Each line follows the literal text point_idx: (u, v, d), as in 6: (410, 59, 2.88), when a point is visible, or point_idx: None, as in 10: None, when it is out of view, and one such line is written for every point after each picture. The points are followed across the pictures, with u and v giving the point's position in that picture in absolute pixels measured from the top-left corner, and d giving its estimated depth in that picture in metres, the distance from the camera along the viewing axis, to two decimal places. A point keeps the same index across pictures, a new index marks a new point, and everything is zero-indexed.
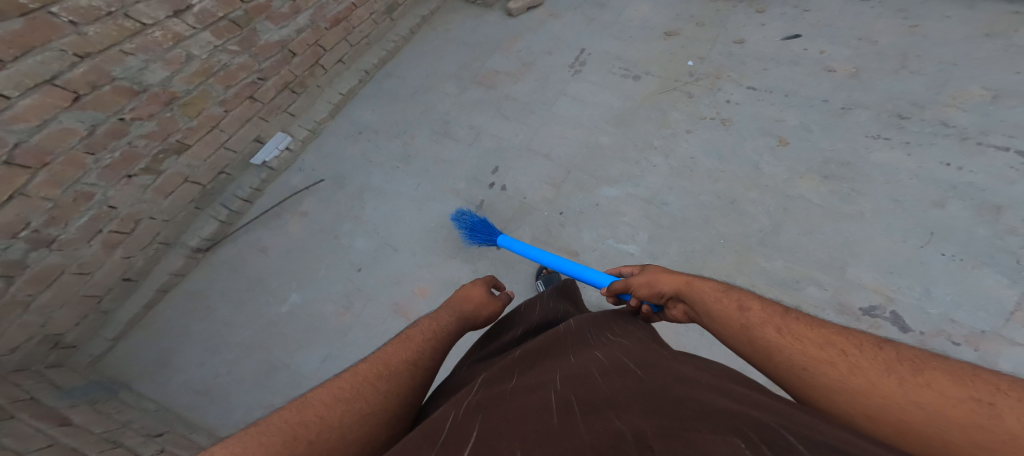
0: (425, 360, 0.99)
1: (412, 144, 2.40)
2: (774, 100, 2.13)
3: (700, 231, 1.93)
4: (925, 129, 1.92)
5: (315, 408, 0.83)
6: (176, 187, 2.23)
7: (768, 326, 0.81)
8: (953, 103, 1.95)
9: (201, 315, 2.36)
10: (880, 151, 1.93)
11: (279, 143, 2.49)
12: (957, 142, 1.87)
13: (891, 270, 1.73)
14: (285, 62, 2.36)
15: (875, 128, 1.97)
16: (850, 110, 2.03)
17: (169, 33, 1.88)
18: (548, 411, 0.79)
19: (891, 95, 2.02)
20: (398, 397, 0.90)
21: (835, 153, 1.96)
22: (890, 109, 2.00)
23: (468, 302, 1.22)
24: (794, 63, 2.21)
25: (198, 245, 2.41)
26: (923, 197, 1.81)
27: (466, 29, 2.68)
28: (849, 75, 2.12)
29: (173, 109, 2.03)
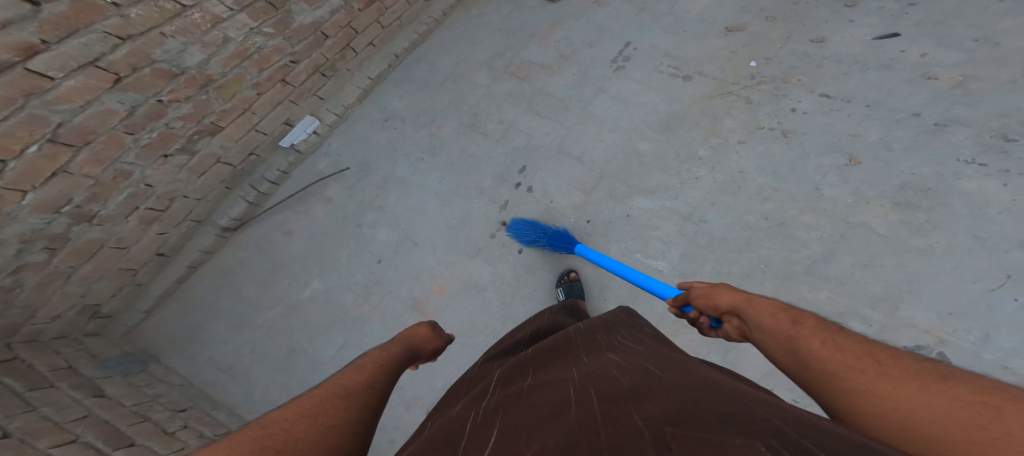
0: (381, 383, 0.98)
1: (438, 135, 2.32)
2: (854, 111, 1.91)
3: (740, 254, 1.81)
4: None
5: (278, 424, 0.80)
6: (209, 168, 2.23)
7: (813, 340, 0.78)
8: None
9: (227, 293, 2.40)
10: (971, 178, 1.70)
11: (307, 127, 2.47)
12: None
13: (950, 311, 1.56)
14: (318, 45, 2.28)
15: (971, 152, 1.73)
16: (945, 127, 1.79)
17: (208, 15, 1.81)
18: (564, 405, 0.82)
19: (1002, 111, 1.76)
20: (359, 413, 0.88)
21: (915, 178, 1.75)
22: (994, 129, 1.74)
23: (415, 338, 1.21)
24: (885, 69, 1.95)
25: (227, 225, 2.43)
26: (1007, 236, 1.60)
27: (502, 14, 2.52)
28: (954, 84, 1.85)
29: (209, 92, 1.99)
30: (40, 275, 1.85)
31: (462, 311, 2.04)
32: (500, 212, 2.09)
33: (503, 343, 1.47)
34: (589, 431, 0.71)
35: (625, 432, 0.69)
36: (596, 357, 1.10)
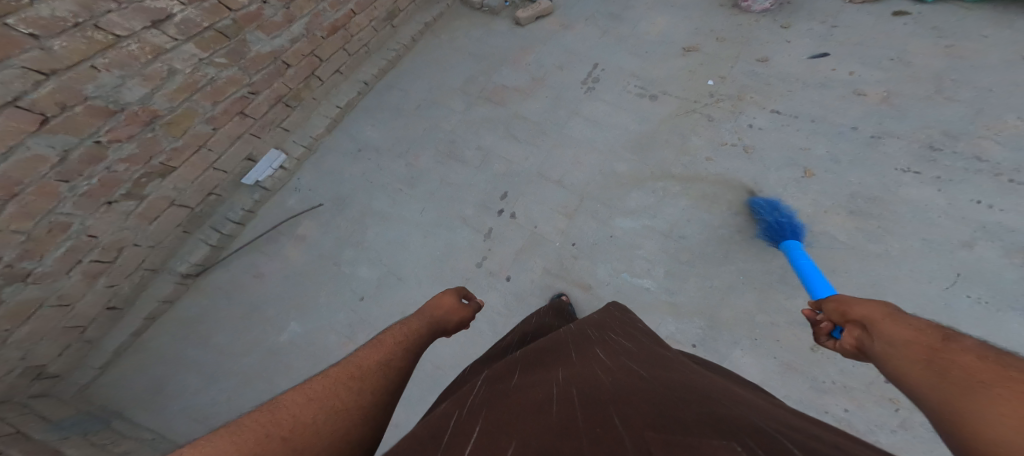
0: (400, 363, 0.89)
1: (415, 165, 2.30)
2: (802, 126, 2.08)
3: (721, 268, 1.88)
4: (958, 164, 1.86)
5: (287, 408, 0.73)
6: (161, 212, 2.10)
7: (966, 356, 0.60)
8: (988, 134, 1.89)
9: (196, 341, 2.24)
10: (911, 185, 1.87)
11: (273, 161, 2.38)
12: (990, 179, 1.81)
13: (913, 311, 1.67)
14: (279, 74, 2.24)
15: (906, 161, 1.91)
16: (880, 139, 1.97)
17: (148, 46, 1.74)
18: (549, 405, 0.84)
19: (925, 123, 1.97)
20: (376, 398, 0.80)
21: (862, 187, 1.91)
22: (922, 139, 1.94)
23: (440, 309, 1.11)
24: (824, 86, 2.15)
25: (187, 271, 2.29)
26: (951, 237, 1.75)
27: (472, 38, 2.62)
28: (881, 100, 2.06)
29: (155, 129, 1.90)
30: None
31: (454, 343, 2.00)
32: (485, 241, 2.08)
33: (490, 351, 1.48)
34: (573, 434, 0.73)
35: (607, 435, 0.71)
36: (584, 359, 1.11)
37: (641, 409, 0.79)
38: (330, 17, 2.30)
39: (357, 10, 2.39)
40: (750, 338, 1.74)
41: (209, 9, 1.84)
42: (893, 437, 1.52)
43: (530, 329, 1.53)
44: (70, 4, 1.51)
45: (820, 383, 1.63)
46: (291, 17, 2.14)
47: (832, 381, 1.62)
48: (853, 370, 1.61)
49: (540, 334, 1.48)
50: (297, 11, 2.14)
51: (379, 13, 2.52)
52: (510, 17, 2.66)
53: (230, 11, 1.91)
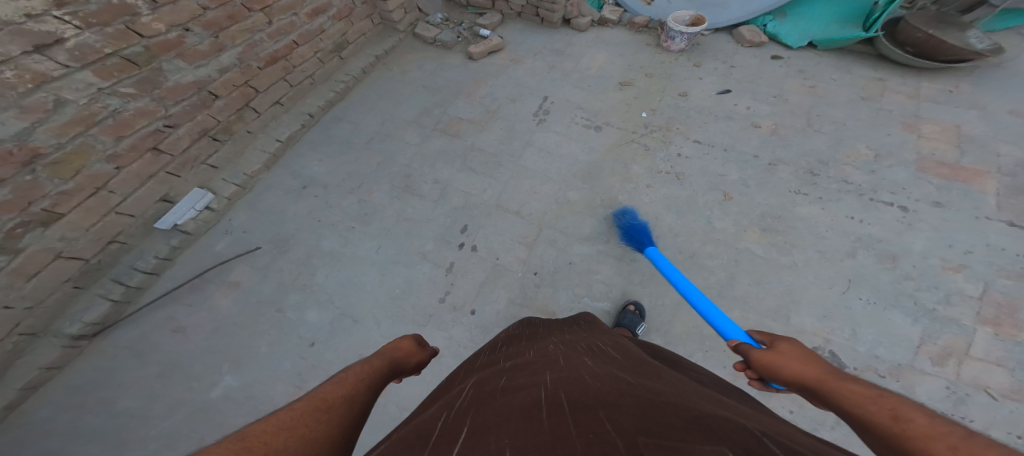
0: (363, 396, 0.92)
1: (370, 200, 2.22)
2: (718, 154, 2.38)
3: (667, 287, 2.06)
4: (832, 186, 2.25)
5: (257, 436, 0.75)
6: (44, 265, 1.79)
7: (940, 444, 0.65)
8: (848, 162, 2.32)
9: (96, 409, 1.84)
10: (803, 205, 2.22)
11: (197, 201, 2.13)
12: (857, 198, 2.21)
13: (824, 314, 1.95)
14: (205, 105, 2.07)
15: (796, 184, 2.28)
16: (775, 166, 2.33)
17: (28, 73, 1.54)
18: (537, 409, 0.87)
19: (804, 152, 2.37)
20: (343, 430, 0.84)
21: (768, 207, 2.22)
22: (804, 166, 2.32)
23: (397, 351, 1.11)
24: (729, 118, 2.51)
25: (80, 332, 1.92)
26: (838, 248, 2.10)
27: (426, 71, 2.69)
28: (771, 130, 2.45)
29: (37, 171, 1.66)
30: None
31: (420, 383, 1.91)
32: (447, 275, 2.05)
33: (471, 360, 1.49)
34: (563, 440, 0.77)
35: (598, 440, 0.75)
36: (572, 366, 1.14)
37: (629, 414, 0.83)
38: (269, 47, 2.23)
39: (300, 41, 2.37)
40: (703, 350, 1.91)
41: (113, 34, 1.68)
42: (833, 433, 1.71)
43: (505, 338, 1.59)
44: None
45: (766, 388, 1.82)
46: (220, 46, 2.03)
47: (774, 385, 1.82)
48: None
49: (516, 341, 1.53)
50: (227, 40, 2.04)
51: (325, 45, 2.52)
52: (463, 51, 2.79)
53: (141, 37, 1.76)
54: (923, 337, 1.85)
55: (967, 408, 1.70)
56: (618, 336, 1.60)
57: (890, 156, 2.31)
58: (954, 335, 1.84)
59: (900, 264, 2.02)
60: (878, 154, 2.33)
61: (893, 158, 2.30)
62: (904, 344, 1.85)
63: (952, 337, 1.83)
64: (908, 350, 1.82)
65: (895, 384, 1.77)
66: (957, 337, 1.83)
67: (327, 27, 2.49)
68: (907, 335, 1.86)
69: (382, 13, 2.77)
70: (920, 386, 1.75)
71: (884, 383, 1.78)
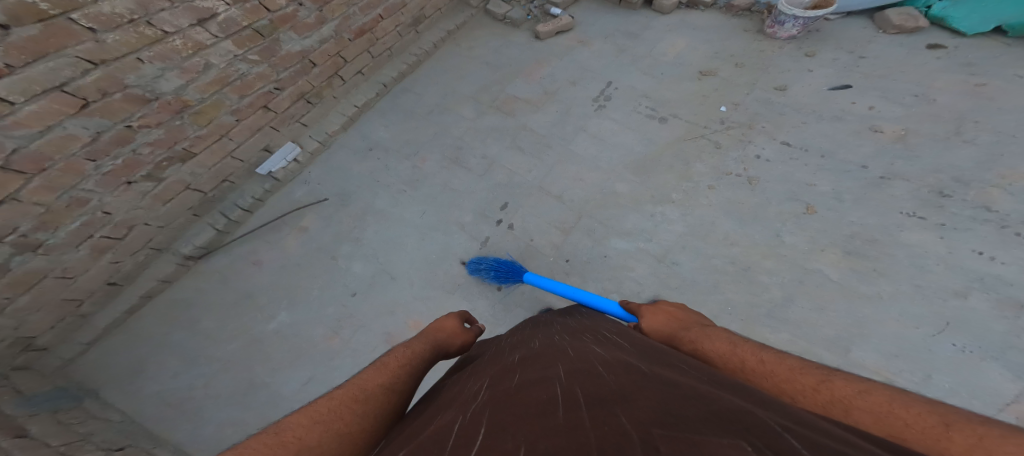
0: (401, 385, 1.05)
1: (421, 167, 2.41)
2: (810, 161, 2.12)
3: (707, 296, 1.90)
4: (964, 212, 1.88)
5: (292, 431, 0.88)
6: (176, 194, 2.18)
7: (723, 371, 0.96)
8: (999, 184, 1.91)
9: (185, 323, 2.23)
10: (913, 230, 1.88)
11: (287, 154, 2.48)
12: (995, 230, 1.82)
13: (895, 353, 1.67)
14: (304, 72, 2.38)
15: (911, 205, 1.93)
16: (888, 180, 2.00)
17: (190, 42, 1.87)
18: (553, 405, 0.81)
19: (936, 168, 1.99)
20: (376, 418, 0.96)
21: (863, 227, 1.93)
22: (931, 184, 1.96)
23: (442, 331, 1.35)
24: (837, 119, 2.21)
25: (191, 253, 2.33)
26: (944, 286, 1.76)
27: (490, 49, 2.83)
28: (896, 137, 2.10)
29: (184, 118, 2.01)
30: None
31: None
32: (481, 248, 2.13)
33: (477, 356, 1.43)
34: (579, 436, 0.71)
35: (614, 436, 0.69)
36: (584, 356, 1.09)
37: (645, 408, 0.76)
38: (359, 21, 2.46)
39: (385, 15, 2.56)
40: None
41: (250, 9, 1.99)
42: None
43: (511, 336, 1.53)
44: (129, 2, 1.65)
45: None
46: (323, 19, 2.29)
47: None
48: None
49: (523, 338, 1.47)
50: (329, 14, 2.30)
51: (404, 19, 2.68)
52: (530, 30, 2.88)
53: (267, 12, 2.07)
54: (1019, 396, 1.54)
55: None
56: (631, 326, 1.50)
57: None
58: None
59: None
60: None
61: None
62: (989, 399, 1.57)
63: None
64: (991, 406, 1.55)
65: None
66: None
67: (409, 1, 2.64)
68: (998, 390, 1.56)
69: None
70: None
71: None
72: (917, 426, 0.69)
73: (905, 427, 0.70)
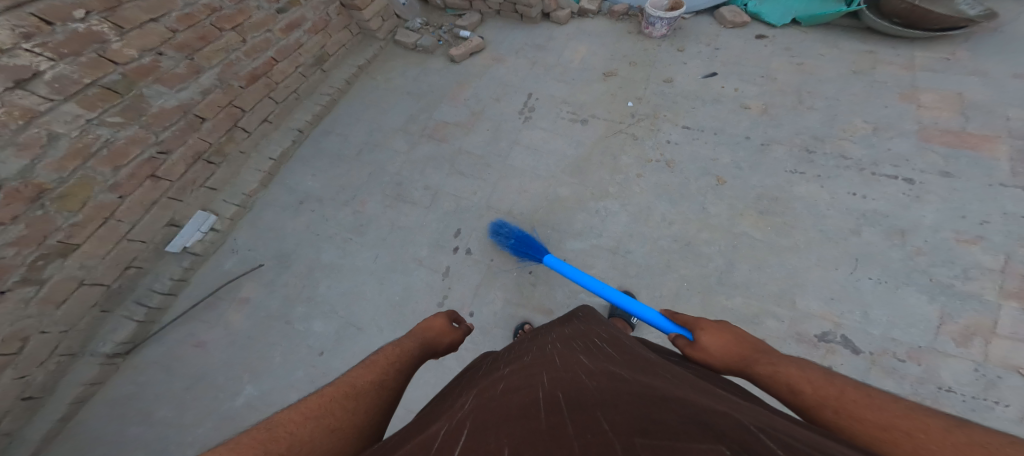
0: (391, 382, 1.07)
1: (364, 211, 2.26)
2: (708, 139, 2.29)
3: (663, 277, 2.02)
4: (830, 163, 2.17)
5: (283, 426, 0.88)
6: (70, 293, 1.87)
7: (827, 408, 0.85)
8: (845, 136, 2.23)
9: (139, 417, 1.97)
10: (800, 184, 2.15)
11: (201, 224, 2.18)
12: (857, 174, 2.13)
13: (831, 296, 1.92)
14: (193, 128, 2.07)
15: (791, 164, 2.20)
16: (768, 146, 2.24)
17: (17, 110, 1.53)
18: (536, 409, 0.87)
19: (797, 130, 2.27)
20: (366, 415, 0.98)
21: (765, 189, 2.16)
22: (799, 144, 2.24)
23: (431, 330, 1.31)
24: (716, 101, 2.39)
25: (113, 351, 2.03)
26: (842, 227, 2.04)
27: (409, 77, 2.65)
28: (761, 111, 2.34)
29: (45, 206, 1.69)
30: None
31: (426, 386, 1.97)
32: (443, 280, 2.07)
33: (467, 373, 1.48)
34: (562, 442, 0.76)
35: (597, 442, 0.75)
36: (571, 365, 1.13)
37: (627, 413, 0.83)
38: (247, 65, 2.21)
39: (278, 57, 2.34)
40: None
41: (87, 63, 1.64)
42: None
43: (498, 353, 1.53)
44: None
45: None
46: (197, 68, 2.00)
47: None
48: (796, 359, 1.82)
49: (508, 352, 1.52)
50: (203, 61, 2.01)
51: (305, 59, 2.48)
52: (445, 54, 2.73)
53: (116, 65, 1.73)
54: (942, 316, 1.81)
55: (999, 391, 1.66)
56: (617, 331, 1.56)
57: (889, 128, 2.22)
58: (977, 312, 1.79)
59: (909, 240, 1.97)
60: (875, 126, 2.23)
61: (893, 129, 2.21)
62: (923, 324, 1.81)
63: (974, 314, 1.79)
64: (928, 331, 1.79)
65: (915, 367, 1.74)
66: (981, 314, 1.79)
67: (304, 40, 2.44)
68: (925, 314, 1.82)
69: (358, 23, 2.71)
70: (945, 368, 1.72)
71: (903, 367, 1.75)
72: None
73: None
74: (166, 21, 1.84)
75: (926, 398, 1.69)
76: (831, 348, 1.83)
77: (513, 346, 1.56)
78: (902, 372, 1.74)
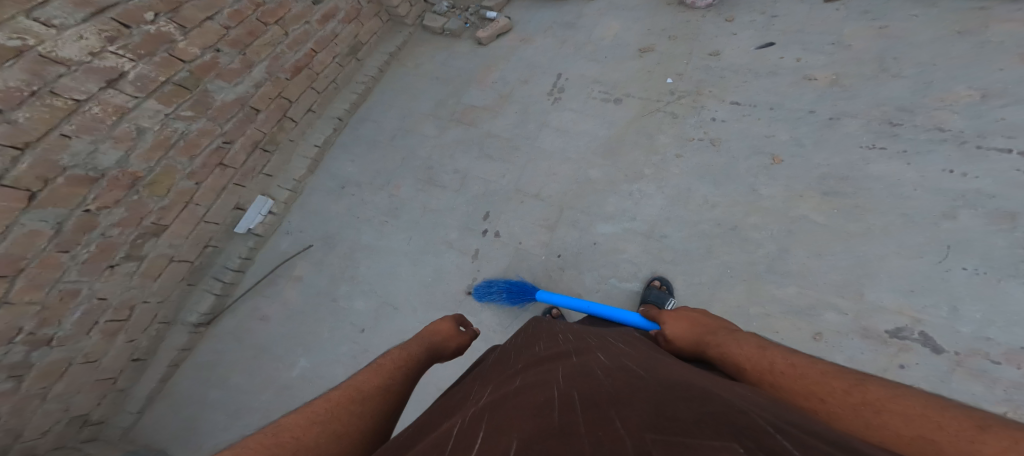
0: (397, 386, 1.05)
1: (398, 195, 2.36)
2: (762, 115, 2.06)
3: (704, 263, 1.87)
4: (920, 136, 1.83)
5: (289, 431, 0.86)
6: (162, 269, 2.14)
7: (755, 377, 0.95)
8: (943, 106, 1.85)
9: (218, 381, 2.25)
10: (878, 162, 1.85)
11: (261, 207, 2.41)
12: (956, 148, 1.78)
13: (912, 288, 1.65)
14: (250, 120, 2.27)
15: (867, 138, 1.89)
16: (838, 120, 1.95)
17: (110, 107, 1.71)
18: (549, 405, 0.81)
19: (878, 101, 1.94)
20: (372, 420, 0.95)
21: (831, 168, 1.89)
22: (878, 116, 1.91)
23: (437, 334, 1.29)
24: (773, 74, 2.13)
25: (198, 321, 2.32)
26: (931, 209, 1.73)
27: (437, 63, 2.70)
28: (830, 82, 2.04)
29: (140, 191, 1.91)
30: (13, 400, 1.77)
31: (455, 366, 2.00)
32: (473, 262, 2.10)
33: (480, 365, 1.44)
34: (573, 440, 0.69)
35: (608, 440, 0.68)
36: (585, 355, 1.06)
37: (642, 409, 0.75)
38: (291, 58, 2.35)
39: (317, 49, 2.46)
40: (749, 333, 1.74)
41: (160, 62, 1.81)
42: None
43: (513, 343, 1.47)
44: (20, 73, 1.47)
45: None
46: (249, 62, 2.16)
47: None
48: (860, 358, 1.62)
49: (522, 339, 1.46)
50: (254, 56, 2.17)
51: (340, 49, 2.59)
52: (472, 37, 2.73)
53: (185, 63, 1.90)
54: None
55: None
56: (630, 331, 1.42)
57: (1003, 94, 1.81)
58: None
59: (1021, 225, 1.63)
60: (985, 93, 1.83)
61: (1007, 96, 1.80)
62: None
63: None
64: None
65: (1013, 372, 1.50)
66: None
67: (339, 31, 2.54)
68: None
69: (388, 9, 2.77)
70: None
71: (996, 370, 1.51)
72: (951, 428, 0.69)
73: (938, 428, 0.70)
74: (219, 18, 1.97)
75: (1022, 407, 1.46)
76: (905, 346, 1.60)
77: (523, 336, 1.50)
78: (996, 377, 1.50)
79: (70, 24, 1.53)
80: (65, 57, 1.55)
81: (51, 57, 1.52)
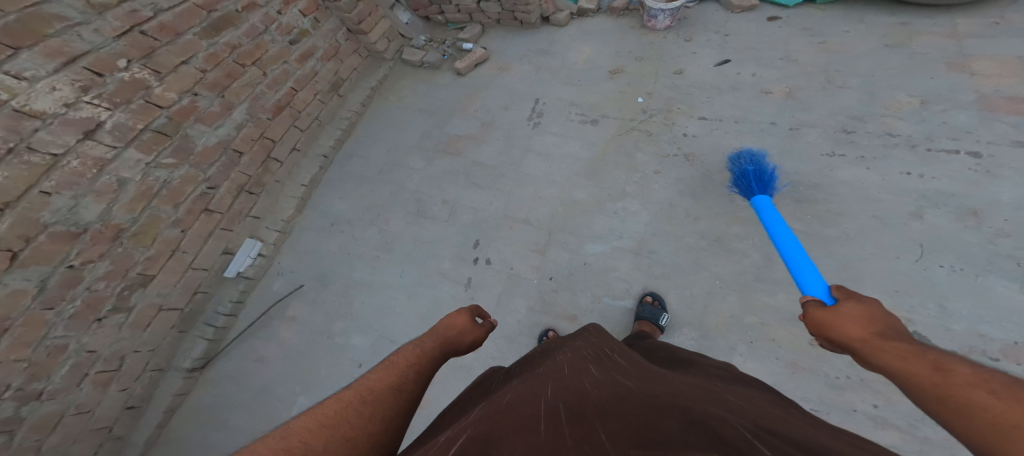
0: (410, 385, 0.99)
1: (388, 229, 2.36)
2: (730, 128, 2.12)
3: (695, 276, 1.91)
4: (875, 142, 1.93)
5: (298, 435, 0.82)
6: (153, 318, 2.11)
7: (974, 390, 0.73)
8: (889, 113, 1.97)
9: (216, 426, 2.20)
10: (842, 168, 1.92)
11: (250, 251, 2.39)
12: (910, 151, 1.88)
13: (897, 289, 1.70)
14: (234, 164, 2.26)
15: (828, 146, 1.98)
16: (798, 130, 2.03)
17: (89, 159, 1.69)
18: (539, 417, 0.82)
19: (831, 111, 2.04)
20: (387, 422, 0.91)
21: (801, 176, 1.95)
22: (833, 125, 2.01)
23: (452, 329, 1.20)
24: (735, 89, 2.21)
25: (192, 366, 2.28)
26: (898, 210, 1.81)
27: (420, 94, 2.72)
28: (785, 95, 2.13)
29: (124, 242, 1.88)
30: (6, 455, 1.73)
31: None
32: (467, 290, 2.11)
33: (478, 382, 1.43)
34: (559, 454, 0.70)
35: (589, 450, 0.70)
36: (579, 369, 1.07)
37: (625, 422, 0.78)
38: (272, 98, 2.36)
39: (298, 87, 2.46)
40: (747, 342, 1.77)
41: (137, 109, 1.79)
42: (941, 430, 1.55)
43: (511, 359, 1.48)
44: None
45: (836, 380, 1.67)
46: (229, 105, 2.16)
47: (848, 377, 1.67)
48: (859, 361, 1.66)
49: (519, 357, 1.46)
50: (234, 97, 2.17)
51: (321, 86, 2.60)
52: (451, 69, 2.76)
53: (162, 108, 1.88)
54: None
55: None
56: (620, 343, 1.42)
57: (940, 99, 1.94)
58: None
59: (986, 220, 1.72)
60: (924, 99, 1.96)
61: (944, 101, 1.93)
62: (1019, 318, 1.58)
63: None
64: None
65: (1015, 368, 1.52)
66: None
67: (319, 68, 2.56)
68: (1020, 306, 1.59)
69: (367, 46, 2.79)
70: None
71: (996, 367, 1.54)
72: None
73: None
74: (195, 62, 1.97)
75: None
76: None
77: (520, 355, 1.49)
78: None
79: (42, 75, 1.53)
80: (38, 110, 1.53)
81: (25, 110, 1.51)
